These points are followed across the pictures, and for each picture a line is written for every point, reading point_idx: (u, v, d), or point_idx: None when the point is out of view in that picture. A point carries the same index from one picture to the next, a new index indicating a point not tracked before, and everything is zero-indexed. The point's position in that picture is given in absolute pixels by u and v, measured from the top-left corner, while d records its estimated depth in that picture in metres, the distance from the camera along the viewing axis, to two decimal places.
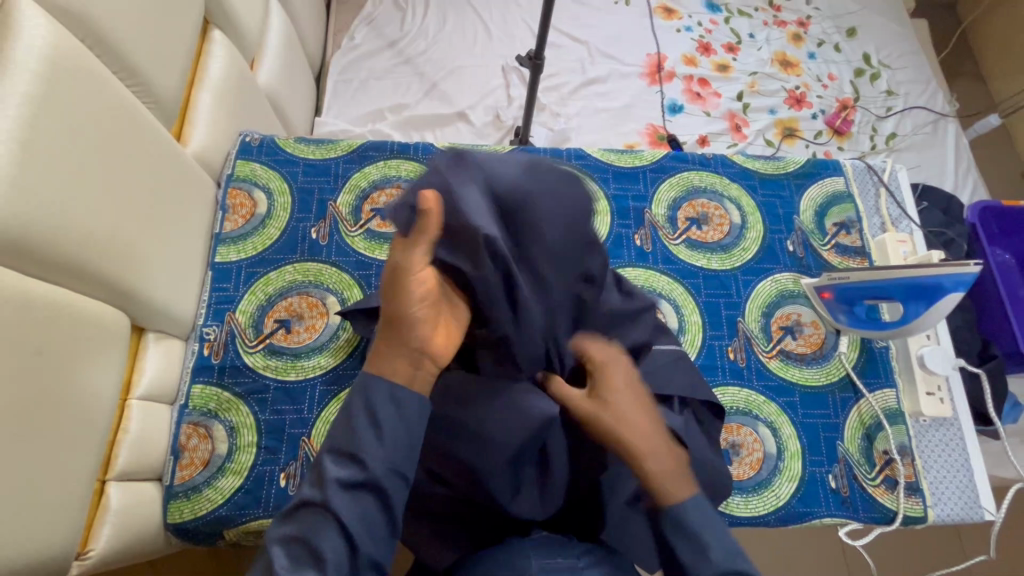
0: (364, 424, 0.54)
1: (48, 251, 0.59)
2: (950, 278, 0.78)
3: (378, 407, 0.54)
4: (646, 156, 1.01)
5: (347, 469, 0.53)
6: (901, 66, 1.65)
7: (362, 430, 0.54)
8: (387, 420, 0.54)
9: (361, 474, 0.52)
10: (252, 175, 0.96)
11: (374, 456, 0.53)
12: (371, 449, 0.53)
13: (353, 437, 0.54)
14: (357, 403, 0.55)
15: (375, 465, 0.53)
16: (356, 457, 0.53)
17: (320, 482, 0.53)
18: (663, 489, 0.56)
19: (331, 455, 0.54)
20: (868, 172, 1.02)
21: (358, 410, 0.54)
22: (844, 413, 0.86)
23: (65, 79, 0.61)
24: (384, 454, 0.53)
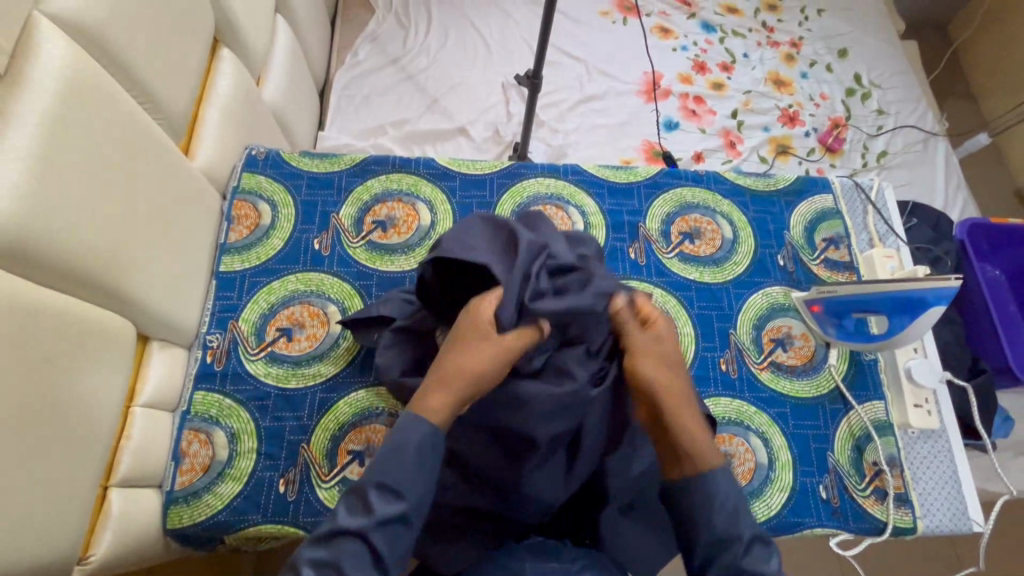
0: (411, 462, 0.57)
1: (59, 261, 0.61)
2: (932, 292, 0.80)
3: (423, 448, 0.58)
4: (640, 172, 1.04)
5: (385, 501, 0.55)
6: (892, 86, 1.69)
7: (407, 465, 0.57)
8: (427, 460, 0.58)
9: (400, 506, 0.56)
10: (257, 188, 0.98)
11: (413, 489, 0.57)
12: (412, 484, 0.57)
13: (396, 470, 0.57)
14: (405, 438, 0.57)
15: (413, 495, 0.56)
16: (400, 492, 0.56)
17: (360, 510, 0.55)
18: (698, 450, 0.61)
19: (373, 484, 0.56)
20: (856, 190, 1.05)
21: (406, 447, 0.57)
22: (835, 425, 0.87)
23: (80, 97, 0.64)
24: (421, 487, 0.57)
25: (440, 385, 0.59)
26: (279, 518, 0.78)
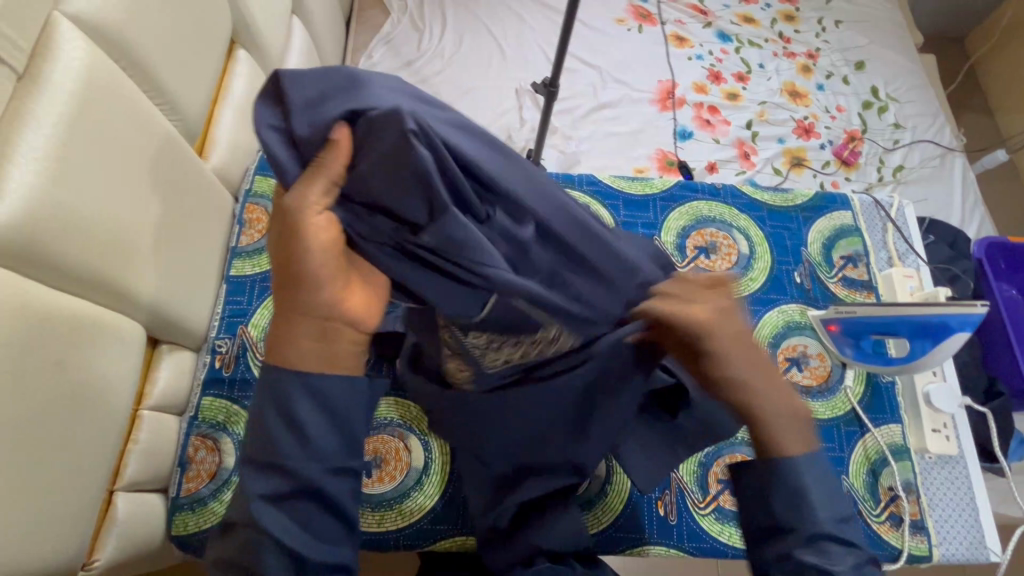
0: (281, 427, 0.53)
1: (75, 264, 0.60)
2: (956, 318, 0.79)
3: (288, 405, 0.52)
4: (656, 185, 1.03)
5: (266, 480, 0.52)
6: (909, 100, 1.67)
7: (276, 437, 0.52)
8: (306, 424, 0.52)
9: (285, 482, 0.52)
10: (270, 191, 0.98)
11: (294, 461, 0.52)
12: (290, 454, 0.52)
13: (270, 442, 0.53)
14: (268, 407, 0.53)
15: (296, 468, 0.52)
16: (277, 466, 0.52)
17: (241, 501, 0.53)
18: (777, 443, 0.56)
19: (250, 469, 0.53)
20: (875, 207, 1.03)
21: (268, 414, 0.53)
22: (850, 448, 0.86)
23: (98, 98, 0.64)
24: (306, 456, 0.52)
25: (284, 308, 0.51)
26: None
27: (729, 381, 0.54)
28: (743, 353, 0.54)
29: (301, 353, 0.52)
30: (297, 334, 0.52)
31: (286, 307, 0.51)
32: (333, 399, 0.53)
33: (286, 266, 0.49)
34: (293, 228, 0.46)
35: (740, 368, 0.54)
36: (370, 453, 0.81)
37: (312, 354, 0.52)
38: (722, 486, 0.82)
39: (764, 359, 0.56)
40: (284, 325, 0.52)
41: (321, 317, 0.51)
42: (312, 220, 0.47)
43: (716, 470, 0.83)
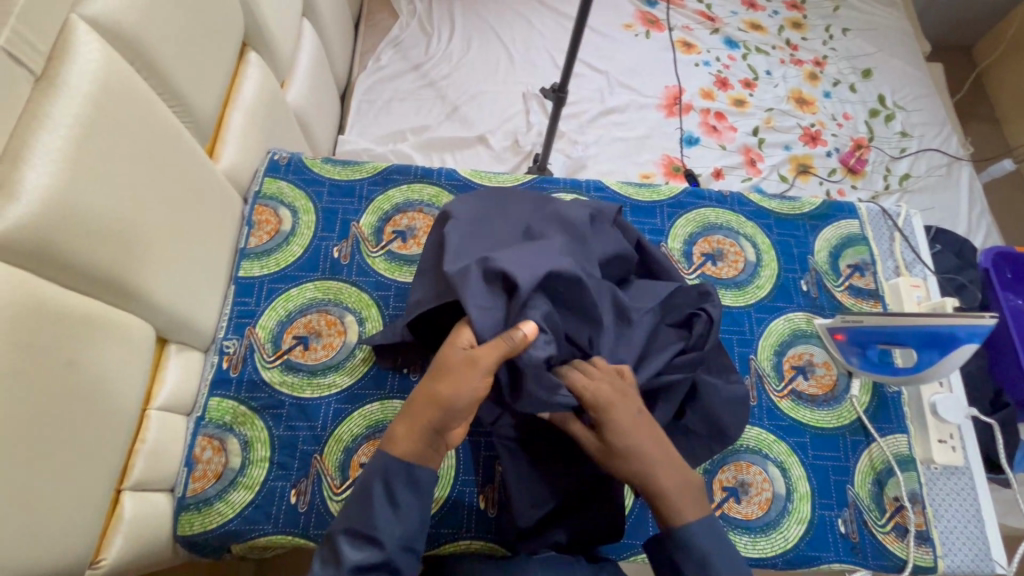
0: (382, 500, 0.59)
1: (87, 263, 0.61)
2: (964, 329, 0.78)
3: (397, 484, 0.59)
4: (663, 191, 1.03)
5: (357, 549, 0.57)
6: (916, 108, 1.67)
7: (374, 510, 0.58)
8: (404, 501, 0.59)
9: (377, 554, 0.57)
10: (279, 193, 0.98)
11: (388, 534, 0.58)
12: (386, 528, 0.58)
13: (366, 513, 0.58)
14: (374, 478, 0.59)
15: (389, 541, 0.57)
16: (371, 538, 0.58)
17: (332, 561, 0.57)
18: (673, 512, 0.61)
19: (343, 535, 0.58)
20: (883, 216, 1.03)
21: (375, 486, 0.59)
22: (855, 457, 0.86)
23: (112, 101, 0.64)
24: (399, 532, 0.58)
25: (408, 417, 0.61)
26: (289, 529, 0.78)
27: (621, 454, 0.63)
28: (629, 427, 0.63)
29: (404, 436, 0.60)
30: (405, 425, 0.61)
31: (410, 419, 0.60)
32: (425, 488, 0.60)
33: (434, 384, 0.60)
34: (451, 369, 0.60)
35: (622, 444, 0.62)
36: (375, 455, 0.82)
37: (410, 448, 0.60)
38: (728, 494, 0.82)
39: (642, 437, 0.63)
40: (395, 430, 0.61)
41: (432, 430, 0.60)
42: (461, 364, 0.60)
43: (721, 478, 0.83)
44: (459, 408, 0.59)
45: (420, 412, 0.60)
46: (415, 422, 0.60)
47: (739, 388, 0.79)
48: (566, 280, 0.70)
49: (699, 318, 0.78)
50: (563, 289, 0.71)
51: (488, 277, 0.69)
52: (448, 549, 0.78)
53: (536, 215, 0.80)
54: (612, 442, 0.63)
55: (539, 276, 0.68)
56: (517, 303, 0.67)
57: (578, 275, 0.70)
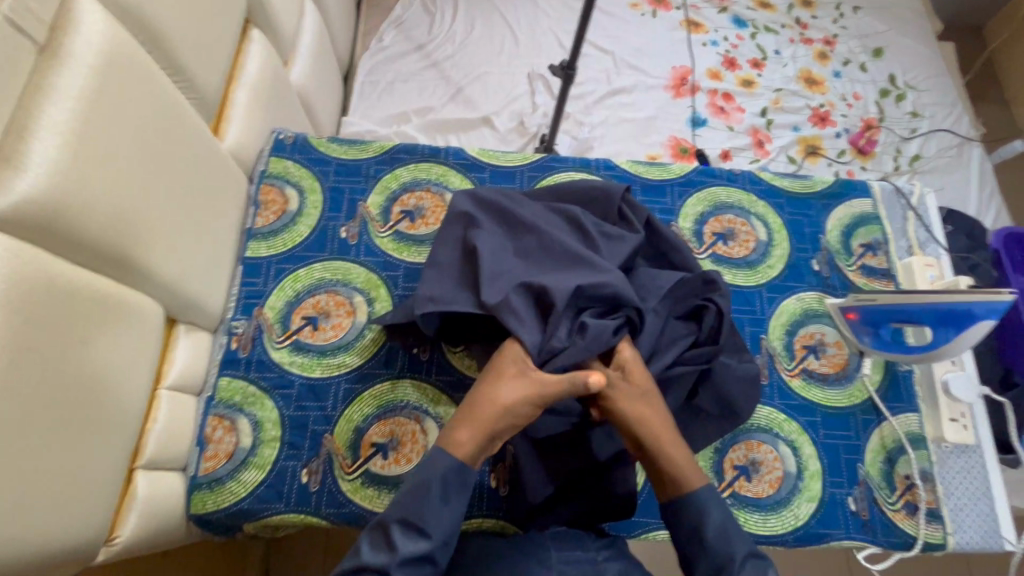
0: (435, 491, 0.59)
1: (94, 241, 0.60)
2: (982, 305, 0.78)
3: (451, 482, 0.59)
4: (674, 170, 1.01)
5: (407, 538, 0.57)
6: (927, 88, 1.65)
7: (428, 501, 0.58)
8: (454, 498, 0.59)
9: (425, 545, 0.57)
10: (284, 172, 0.97)
11: (437, 527, 0.57)
12: (437, 523, 0.58)
13: (418, 504, 0.58)
14: (430, 471, 0.59)
15: (438, 534, 0.57)
16: (421, 528, 0.57)
17: (382, 547, 0.56)
18: (684, 478, 0.63)
19: (396, 523, 0.57)
20: (896, 195, 1.02)
21: (431, 481, 0.59)
22: (866, 436, 0.85)
23: (117, 77, 0.63)
24: (447, 526, 0.58)
25: (461, 420, 0.63)
26: (301, 508, 0.78)
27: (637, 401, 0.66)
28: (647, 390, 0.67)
29: (466, 437, 0.62)
30: (465, 427, 0.62)
31: (466, 422, 0.63)
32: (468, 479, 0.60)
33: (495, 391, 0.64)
34: (510, 387, 0.64)
35: (653, 398, 0.67)
36: (387, 434, 0.82)
37: (471, 448, 0.61)
38: (738, 473, 0.82)
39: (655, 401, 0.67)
40: (454, 431, 0.62)
41: (490, 434, 0.62)
42: (518, 380, 0.65)
43: (732, 457, 0.82)
44: (514, 418, 0.64)
45: (482, 418, 0.62)
46: (475, 425, 0.62)
47: (751, 366, 0.78)
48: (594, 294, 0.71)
49: (708, 309, 0.77)
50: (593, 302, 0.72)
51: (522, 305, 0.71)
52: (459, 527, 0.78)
53: (543, 222, 0.80)
54: (648, 393, 0.67)
55: (567, 295, 0.70)
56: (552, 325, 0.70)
57: (613, 287, 0.71)
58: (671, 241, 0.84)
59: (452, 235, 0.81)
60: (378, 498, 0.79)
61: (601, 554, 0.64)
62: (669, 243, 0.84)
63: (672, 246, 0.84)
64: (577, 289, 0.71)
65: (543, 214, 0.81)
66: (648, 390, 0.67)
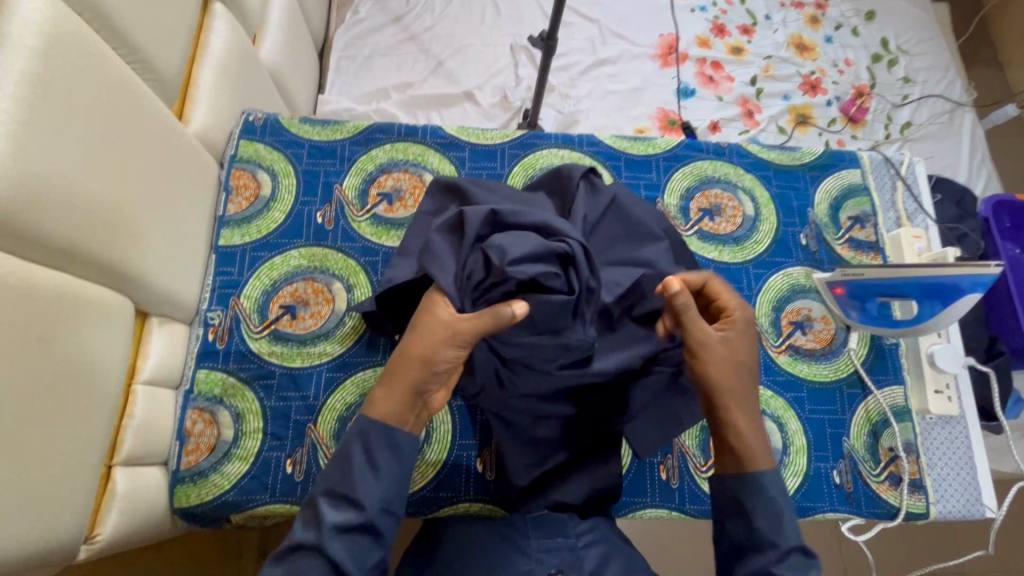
0: (362, 462, 0.58)
1: (51, 236, 0.57)
2: (968, 279, 0.77)
3: (376, 447, 0.59)
4: (659, 144, 0.98)
5: (337, 511, 0.56)
6: (920, 52, 1.60)
7: (354, 472, 0.57)
8: (382, 463, 0.58)
9: (357, 515, 0.56)
10: (256, 156, 0.94)
11: (369, 497, 0.57)
12: (366, 491, 0.57)
13: (348, 477, 0.57)
14: (354, 443, 0.59)
15: (369, 503, 0.57)
16: (352, 499, 0.57)
17: (313, 522, 0.56)
18: (750, 453, 0.62)
19: (324, 496, 0.57)
20: (885, 165, 1.00)
21: (354, 450, 0.58)
22: (851, 410, 0.86)
23: (64, 59, 0.59)
24: (379, 492, 0.58)
25: (386, 380, 0.61)
26: (286, 498, 0.78)
27: (731, 372, 0.64)
28: (743, 366, 0.65)
29: (384, 399, 0.60)
30: (385, 387, 0.61)
31: (391, 382, 0.60)
32: (402, 447, 0.60)
33: (408, 346, 0.61)
34: (429, 333, 0.60)
35: (744, 366, 0.65)
36: None
37: (391, 409, 0.60)
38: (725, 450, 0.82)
39: (745, 381, 0.65)
40: (375, 392, 0.61)
41: (412, 393, 0.60)
42: (435, 326, 0.60)
43: None
44: (436, 370, 0.60)
45: (400, 374, 0.60)
46: (394, 381, 0.60)
47: None
48: (516, 221, 0.63)
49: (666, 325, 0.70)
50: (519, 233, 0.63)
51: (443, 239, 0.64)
52: (446, 512, 0.78)
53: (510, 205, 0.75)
54: (739, 363, 0.64)
55: (482, 217, 0.63)
56: (466, 249, 0.62)
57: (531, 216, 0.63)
58: (646, 228, 0.78)
59: (422, 227, 0.79)
60: None
61: (584, 540, 0.64)
62: (643, 230, 0.77)
63: (646, 237, 0.77)
64: (492, 212, 0.63)
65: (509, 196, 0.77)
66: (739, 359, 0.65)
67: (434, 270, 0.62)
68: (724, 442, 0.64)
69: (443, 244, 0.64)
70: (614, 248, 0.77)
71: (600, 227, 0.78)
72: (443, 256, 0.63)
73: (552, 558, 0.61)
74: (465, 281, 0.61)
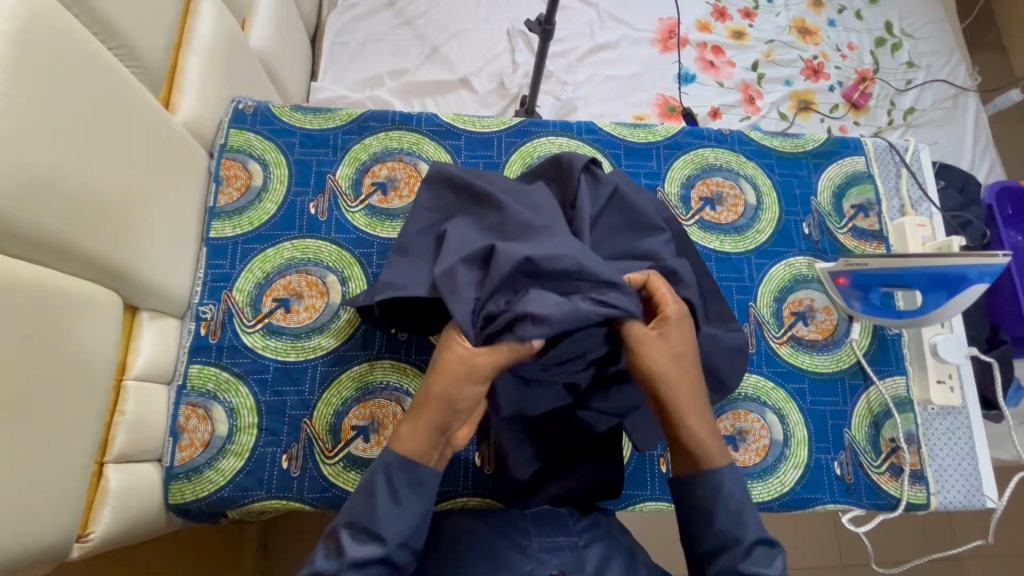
0: (385, 496, 0.57)
1: (32, 230, 0.55)
2: (977, 269, 0.75)
3: (399, 483, 0.57)
4: (660, 131, 0.96)
5: (360, 544, 0.55)
6: (924, 36, 1.57)
7: (377, 505, 0.56)
8: (405, 497, 0.57)
9: (378, 549, 0.55)
10: (246, 145, 0.91)
11: (391, 531, 0.55)
12: (389, 524, 0.56)
13: (370, 509, 0.56)
14: (378, 476, 0.57)
15: (391, 537, 0.55)
16: (374, 532, 0.55)
17: (334, 552, 0.55)
18: (704, 455, 0.61)
19: (346, 528, 0.56)
20: (890, 151, 0.98)
21: (377, 483, 0.57)
22: (853, 401, 0.85)
23: (41, 45, 0.57)
24: (402, 527, 0.56)
25: (413, 417, 0.59)
26: (283, 494, 0.77)
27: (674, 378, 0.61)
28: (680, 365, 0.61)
29: (411, 434, 0.58)
30: (410, 423, 0.59)
31: (416, 418, 0.59)
32: (424, 482, 0.58)
33: (432, 381, 0.59)
34: (451, 372, 0.58)
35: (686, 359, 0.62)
36: (367, 417, 0.80)
37: (416, 448, 0.58)
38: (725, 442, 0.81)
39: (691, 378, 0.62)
40: (401, 427, 0.59)
41: (437, 431, 0.58)
42: (463, 364, 0.58)
43: (719, 427, 0.82)
44: (461, 408, 0.58)
45: (425, 411, 0.58)
46: (421, 419, 0.58)
47: (738, 336, 0.76)
48: (547, 267, 0.61)
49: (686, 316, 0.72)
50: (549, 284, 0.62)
51: (468, 267, 0.65)
52: (446, 506, 0.77)
53: (515, 199, 0.72)
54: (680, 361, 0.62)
55: (513, 261, 0.61)
56: (492, 286, 0.61)
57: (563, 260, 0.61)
58: (647, 216, 0.77)
59: (422, 222, 0.77)
60: (361, 481, 0.78)
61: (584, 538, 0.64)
62: (645, 221, 0.76)
63: (648, 225, 0.77)
64: (525, 257, 0.61)
65: (510, 185, 0.75)
66: (678, 350, 0.62)
67: (456, 308, 0.62)
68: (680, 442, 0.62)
69: (469, 279, 0.64)
70: (615, 236, 0.77)
71: (604, 216, 0.77)
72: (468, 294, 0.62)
73: (554, 559, 0.61)
74: (484, 324, 0.61)
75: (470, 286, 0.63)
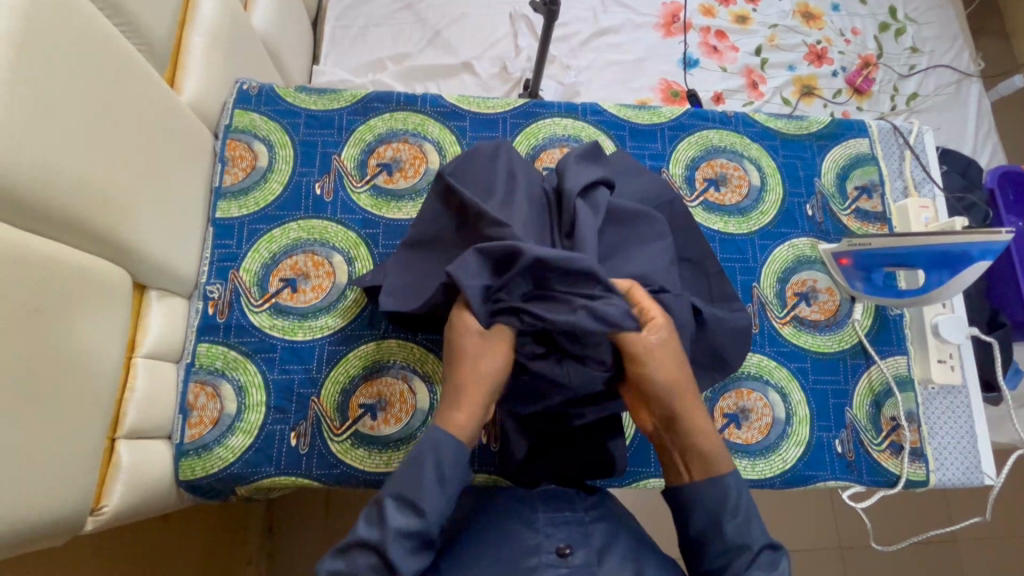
0: (430, 472, 0.56)
1: (36, 201, 0.55)
2: (979, 246, 0.76)
3: (446, 461, 0.56)
4: (665, 112, 0.96)
5: (403, 516, 0.55)
6: (928, 21, 1.57)
7: (423, 479, 0.56)
8: (450, 476, 0.57)
9: (419, 523, 0.55)
10: (251, 126, 0.91)
11: (432, 506, 0.55)
12: (432, 500, 0.56)
13: (416, 482, 0.56)
14: (426, 453, 0.56)
15: (432, 513, 0.55)
16: (416, 506, 0.55)
17: (376, 522, 0.55)
18: (710, 458, 0.61)
19: (391, 499, 0.56)
20: (894, 134, 0.98)
21: (426, 460, 0.56)
22: (855, 380, 0.86)
23: (45, 19, 0.57)
24: (442, 503, 0.56)
25: (455, 396, 0.60)
26: (292, 470, 0.78)
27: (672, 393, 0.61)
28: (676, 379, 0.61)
29: (455, 411, 0.59)
30: (454, 400, 0.60)
31: (460, 399, 0.59)
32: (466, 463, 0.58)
33: (468, 360, 0.61)
34: (491, 349, 0.61)
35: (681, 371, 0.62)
36: (374, 395, 0.80)
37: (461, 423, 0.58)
38: (728, 420, 0.82)
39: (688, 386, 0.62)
40: (448, 406, 0.60)
41: (481, 405, 0.59)
42: (499, 340, 0.61)
43: (722, 405, 0.82)
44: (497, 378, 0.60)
45: (466, 387, 0.60)
46: (464, 396, 0.59)
47: (741, 318, 0.76)
48: (564, 267, 0.60)
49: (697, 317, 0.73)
50: (564, 281, 0.61)
51: (482, 255, 0.62)
52: None
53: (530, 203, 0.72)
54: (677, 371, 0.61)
55: (529, 265, 0.60)
56: (511, 278, 0.61)
57: (580, 265, 0.60)
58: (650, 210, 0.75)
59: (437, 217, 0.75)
60: (368, 458, 0.78)
61: (590, 515, 0.64)
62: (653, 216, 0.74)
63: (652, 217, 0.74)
64: (540, 261, 0.60)
65: (514, 185, 0.73)
66: (675, 361, 0.62)
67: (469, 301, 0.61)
68: (691, 450, 0.62)
69: (487, 275, 0.62)
70: (622, 241, 0.73)
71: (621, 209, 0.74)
72: (484, 289, 0.61)
73: (560, 532, 0.61)
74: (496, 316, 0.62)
75: (484, 278, 0.62)
